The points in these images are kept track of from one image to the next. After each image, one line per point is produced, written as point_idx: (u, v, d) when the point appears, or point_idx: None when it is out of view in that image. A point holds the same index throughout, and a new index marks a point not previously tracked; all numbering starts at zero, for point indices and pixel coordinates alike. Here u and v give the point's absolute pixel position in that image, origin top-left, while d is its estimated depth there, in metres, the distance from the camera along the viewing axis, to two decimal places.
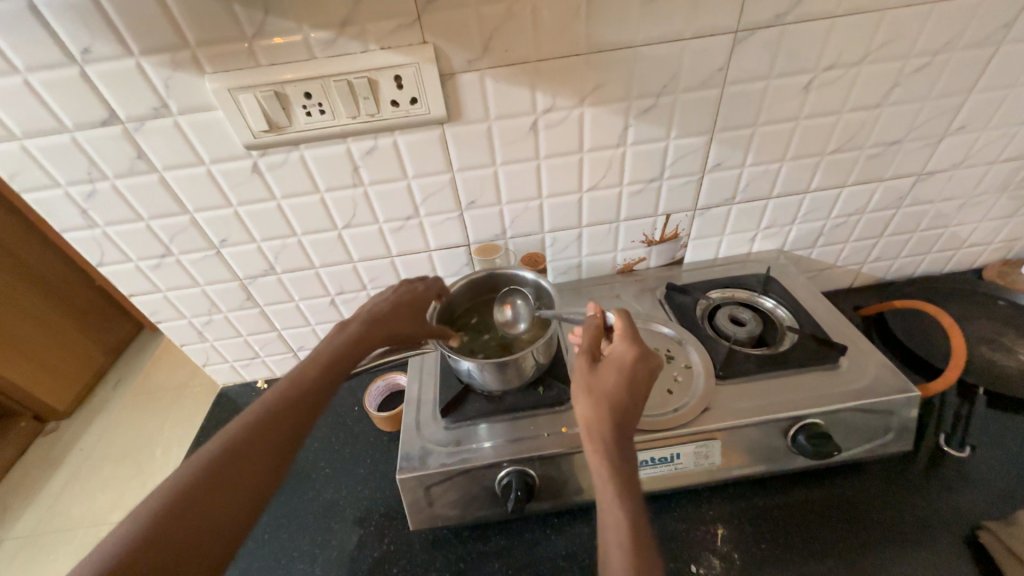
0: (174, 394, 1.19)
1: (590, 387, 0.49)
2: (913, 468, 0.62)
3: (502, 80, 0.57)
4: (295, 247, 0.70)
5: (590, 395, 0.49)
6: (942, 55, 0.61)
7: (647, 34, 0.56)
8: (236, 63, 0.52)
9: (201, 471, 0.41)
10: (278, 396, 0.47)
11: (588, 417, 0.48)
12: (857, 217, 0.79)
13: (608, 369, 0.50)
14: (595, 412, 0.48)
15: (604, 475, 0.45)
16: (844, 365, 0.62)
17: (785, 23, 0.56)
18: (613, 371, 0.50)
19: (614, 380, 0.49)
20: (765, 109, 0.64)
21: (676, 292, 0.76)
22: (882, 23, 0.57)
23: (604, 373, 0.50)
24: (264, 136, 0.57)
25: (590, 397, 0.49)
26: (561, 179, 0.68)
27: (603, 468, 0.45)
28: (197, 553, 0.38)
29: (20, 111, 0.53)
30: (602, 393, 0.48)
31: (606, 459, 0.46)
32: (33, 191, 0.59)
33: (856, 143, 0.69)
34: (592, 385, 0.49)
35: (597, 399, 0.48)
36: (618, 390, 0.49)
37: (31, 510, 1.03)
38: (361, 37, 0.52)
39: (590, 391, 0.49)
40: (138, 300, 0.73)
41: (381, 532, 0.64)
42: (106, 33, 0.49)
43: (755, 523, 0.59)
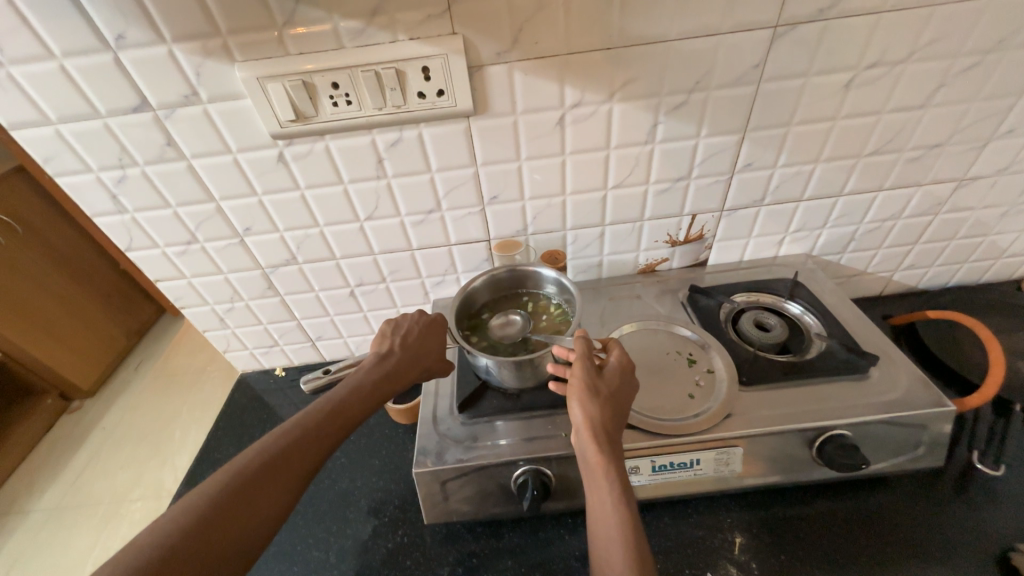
0: (193, 378, 1.21)
1: (597, 390, 0.50)
2: (943, 485, 0.60)
3: (530, 73, 0.56)
4: (317, 237, 0.70)
5: (598, 398, 0.49)
6: (994, 55, 0.58)
7: (682, 28, 0.54)
8: (266, 51, 0.52)
9: (237, 485, 0.43)
10: (312, 420, 0.50)
11: (596, 419, 0.48)
12: (892, 222, 0.76)
13: (608, 374, 0.52)
14: (602, 414, 0.48)
15: (614, 477, 0.45)
16: (874, 376, 0.60)
17: (828, 18, 0.54)
18: (613, 376, 0.52)
19: (615, 385, 0.51)
20: (802, 108, 0.62)
21: (699, 295, 0.74)
22: (931, 19, 0.55)
23: (606, 378, 0.51)
24: (290, 126, 0.57)
25: (598, 400, 0.49)
26: (586, 176, 0.67)
27: (612, 470, 0.46)
28: (223, 564, 0.40)
29: (56, 96, 0.53)
30: (607, 397, 0.50)
31: (613, 461, 0.46)
32: (66, 175, 0.60)
33: (896, 145, 0.66)
34: (598, 388, 0.50)
35: (604, 402, 0.49)
36: (618, 395, 0.51)
37: (57, 484, 1.07)
38: (390, 27, 0.52)
39: (597, 394, 0.50)
40: (163, 286, 0.75)
41: (395, 524, 0.64)
42: (140, 20, 0.49)
43: (775, 533, 0.58)
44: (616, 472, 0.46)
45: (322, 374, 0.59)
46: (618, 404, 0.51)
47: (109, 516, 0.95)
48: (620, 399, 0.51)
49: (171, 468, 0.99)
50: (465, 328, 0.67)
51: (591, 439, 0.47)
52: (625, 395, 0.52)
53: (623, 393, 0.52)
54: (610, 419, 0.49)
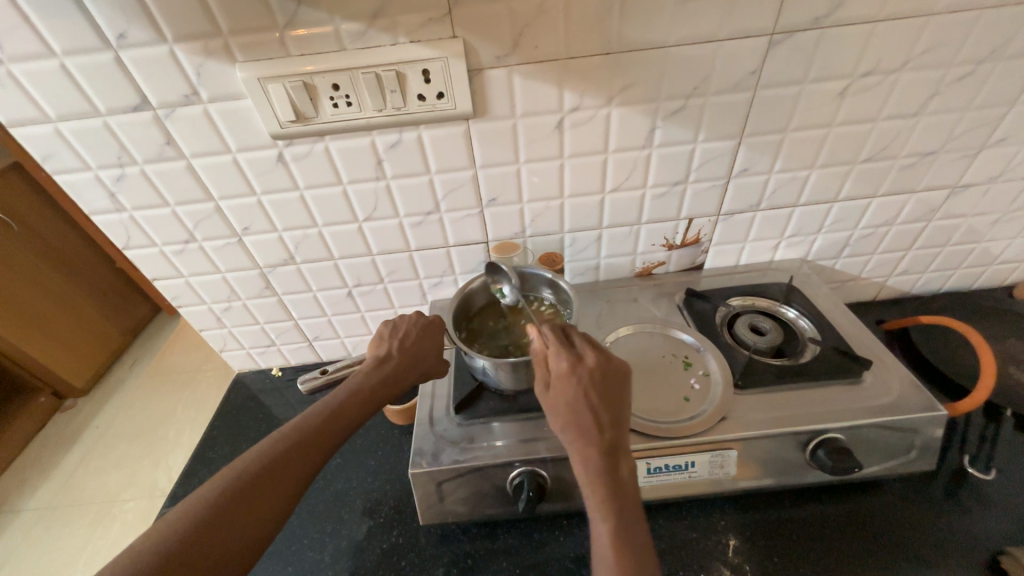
0: (188, 377, 1.21)
1: (555, 411, 0.49)
2: (934, 489, 0.61)
3: (530, 77, 0.57)
4: (315, 237, 0.70)
5: (557, 421, 0.49)
6: (986, 65, 0.59)
7: (680, 34, 0.54)
8: (267, 52, 0.53)
9: (235, 490, 0.43)
10: (310, 425, 0.50)
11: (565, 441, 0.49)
12: (886, 228, 0.77)
13: (561, 387, 0.49)
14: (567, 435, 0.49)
15: (589, 496, 0.46)
16: (867, 380, 0.61)
17: (824, 26, 0.55)
18: (560, 389, 0.49)
19: (569, 398, 0.49)
20: (798, 114, 0.62)
21: (695, 298, 0.75)
22: (924, 29, 0.56)
23: (559, 393, 0.50)
24: (290, 126, 0.57)
25: (558, 421, 0.49)
26: (584, 180, 0.67)
27: (587, 489, 0.47)
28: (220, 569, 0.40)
29: (56, 94, 0.54)
30: (563, 416, 0.49)
31: (587, 478, 0.47)
32: (65, 173, 0.60)
33: (889, 153, 0.67)
34: (555, 408, 0.50)
35: (563, 422, 0.49)
36: (576, 408, 0.48)
37: (49, 483, 1.06)
38: (392, 30, 0.52)
39: (555, 416, 0.49)
40: (160, 284, 0.74)
41: (390, 524, 0.64)
42: (142, 20, 0.50)
43: (769, 536, 0.58)
44: (592, 490, 0.46)
45: (320, 375, 0.59)
46: (581, 417, 0.48)
47: (102, 515, 0.95)
48: (584, 411, 0.48)
49: (164, 468, 0.99)
50: (462, 328, 0.68)
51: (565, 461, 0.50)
52: (586, 403, 0.48)
53: (585, 400, 0.48)
54: (574, 438, 0.48)
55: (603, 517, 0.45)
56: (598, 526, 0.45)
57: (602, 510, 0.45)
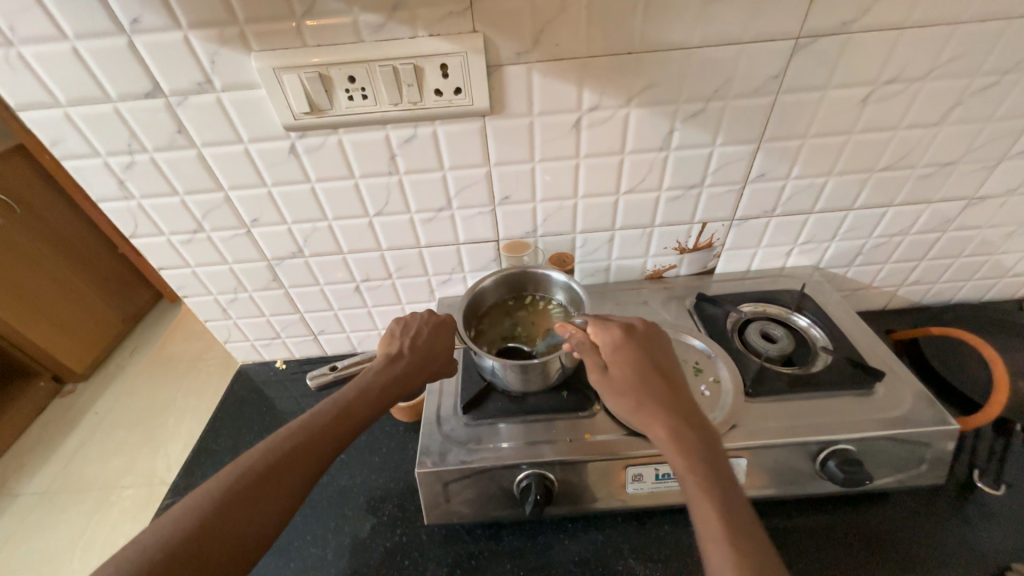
0: (189, 366, 1.20)
1: (621, 383, 0.50)
2: (943, 502, 0.60)
3: (549, 75, 0.56)
4: (324, 231, 0.69)
5: (624, 392, 0.50)
6: (1012, 75, 0.58)
7: (704, 36, 0.53)
8: (283, 41, 0.52)
9: (241, 486, 0.43)
10: (318, 424, 0.49)
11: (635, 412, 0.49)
12: (900, 238, 0.76)
13: (622, 356, 0.51)
14: (637, 405, 0.49)
15: (677, 459, 0.45)
16: (879, 392, 0.61)
17: (850, 31, 0.54)
18: (619, 360, 0.51)
19: (634, 365, 0.50)
20: (818, 121, 0.62)
21: (706, 303, 0.74)
22: (952, 38, 0.55)
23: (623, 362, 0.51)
24: (303, 118, 0.56)
25: (625, 391, 0.50)
26: (599, 181, 0.67)
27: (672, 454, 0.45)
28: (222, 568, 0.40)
29: (67, 78, 0.53)
30: (631, 383, 0.50)
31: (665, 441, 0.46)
32: (74, 159, 0.59)
33: (909, 162, 0.66)
34: (620, 379, 0.50)
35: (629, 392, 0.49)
36: (644, 373, 0.50)
37: (48, 469, 1.06)
38: (411, 23, 0.51)
39: (621, 387, 0.50)
40: (166, 273, 0.74)
41: (394, 522, 0.64)
42: (156, 5, 0.48)
43: (775, 545, 0.58)
44: (676, 453, 0.45)
45: (329, 370, 0.58)
46: (650, 381, 0.50)
47: (101, 502, 0.95)
48: (649, 377, 0.50)
49: (164, 456, 0.98)
50: (472, 330, 0.67)
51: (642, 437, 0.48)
52: (650, 369, 0.50)
53: (651, 366, 0.51)
54: (647, 405, 0.48)
55: (697, 477, 0.43)
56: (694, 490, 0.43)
57: (694, 472, 0.44)
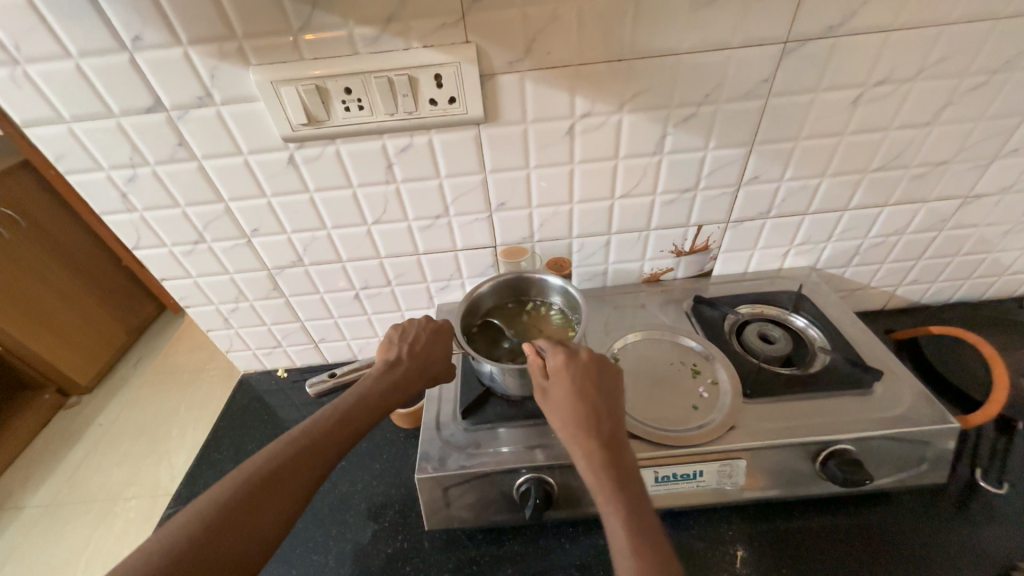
0: (191, 376, 1.21)
1: (556, 410, 0.50)
2: (945, 501, 0.60)
3: (542, 82, 0.57)
4: (324, 240, 0.70)
5: (557, 418, 0.50)
6: (1002, 74, 0.59)
7: (693, 42, 0.54)
8: (280, 55, 0.53)
9: (243, 492, 0.43)
10: (320, 430, 0.50)
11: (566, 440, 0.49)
12: (896, 237, 0.76)
13: (562, 381, 0.51)
14: (568, 434, 0.49)
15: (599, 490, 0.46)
16: (878, 391, 0.60)
17: (838, 35, 0.55)
18: (559, 386, 0.51)
19: (570, 393, 0.50)
20: (810, 123, 0.62)
21: (704, 305, 0.74)
22: (939, 38, 0.55)
23: (560, 389, 0.51)
24: (301, 129, 0.57)
25: (561, 415, 0.50)
26: (594, 186, 0.67)
27: (596, 484, 0.46)
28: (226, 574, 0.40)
29: (71, 96, 0.54)
30: (566, 411, 0.49)
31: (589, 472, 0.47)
32: (78, 173, 0.61)
33: (902, 161, 0.67)
34: (555, 406, 0.50)
35: (562, 419, 0.49)
36: (579, 400, 0.50)
37: (52, 480, 1.06)
38: (405, 35, 0.52)
39: (556, 414, 0.50)
40: (168, 284, 0.75)
41: (395, 529, 0.64)
42: (157, 22, 0.50)
43: (777, 547, 0.57)
44: (600, 484, 0.46)
45: (328, 378, 0.59)
46: (586, 406, 0.49)
47: (105, 512, 0.95)
48: (583, 405, 0.49)
49: (167, 467, 0.99)
50: (467, 326, 0.67)
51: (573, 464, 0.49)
52: (585, 396, 0.50)
53: (589, 392, 0.50)
54: (577, 434, 0.48)
55: (616, 510, 0.44)
56: (613, 521, 0.44)
57: (615, 504, 0.44)
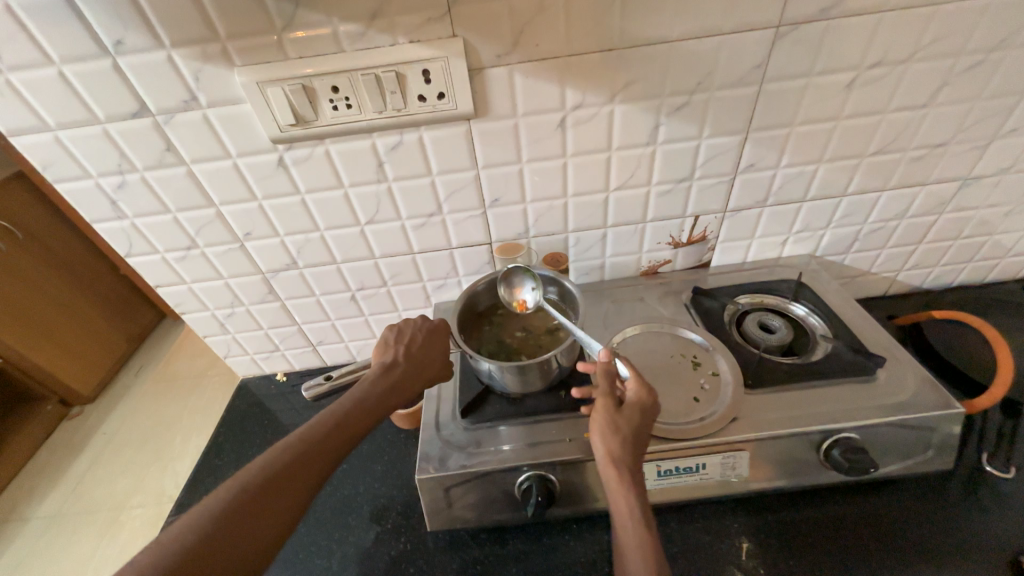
0: (193, 383, 1.20)
1: (622, 426, 0.49)
2: (952, 487, 0.59)
3: (532, 76, 0.56)
4: (317, 241, 0.70)
5: (620, 435, 0.49)
6: (999, 52, 0.58)
7: (684, 29, 0.53)
8: (265, 56, 0.52)
9: (241, 500, 0.43)
10: (317, 435, 0.49)
11: (620, 456, 0.48)
12: (896, 222, 0.75)
13: (643, 406, 0.51)
14: (625, 455, 0.48)
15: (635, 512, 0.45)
16: (881, 377, 0.60)
17: (830, 17, 0.54)
18: (637, 408, 0.51)
19: (643, 420, 0.50)
20: (805, 107, 0.61)
21: (703, 297, 0.74)
22: (934, 18, 0.54)
23: (634, 411, 0.50)
24: (289, 130, 0.57)
25: (628, 431, 0.49)
26: (588, 178, 0.67)
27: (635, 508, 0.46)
28: None
29: (56, 104, 0.53)
30: (634, 430, 0.49)
31: (631, 496, 0.46)
32: (66, 182, 0.60)
33: (899, 144, 0.66)
34: (624, 424, 0.49)
35: (627, 435, 0.49)
36: (646, 429, 0.50)
37: (57, 491, 1.06)
38: (390, 31, 0.52)
39: (618, 431, 0.49)
40: (163, 292, 0.74)
41: (398, 530, 0.63)
42: (138, 25, 0.49)
43: (783, 538, 0.57)
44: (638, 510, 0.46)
45: (324, 381, 0.58)
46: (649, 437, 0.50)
47: (110, 522, 0.95)
48: (645, 433, 0.50)
49: (171, 474, 0.99)
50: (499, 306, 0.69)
51: (612, 475, 0.47)
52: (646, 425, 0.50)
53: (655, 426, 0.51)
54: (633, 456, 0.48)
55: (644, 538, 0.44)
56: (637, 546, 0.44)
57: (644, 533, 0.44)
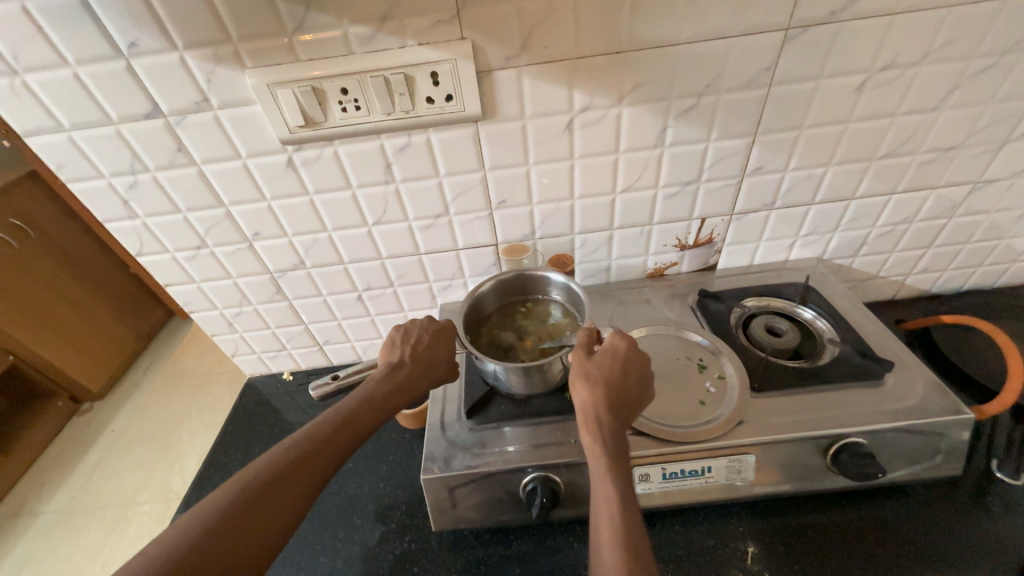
0: (200, 381, 1.21)
1: (593, 374, 0.50)
2: (961, 494, 0.59)
3: (540, 78, 0.56)
4: (325, 242, 0.70)
5: (591, 382, 0.49)
6: (1011, 55, 0.57)
7: (692, 31, 0.53)
8: (276, 58, 0.53)
9: (247, 496, 0.43)
10: (322, 432, 0.49)
11: (590, 402, 0.48)
12: (905, 226, 0.75)
13: (616, 357, 0.52)
14: (606, 407, 0.48)
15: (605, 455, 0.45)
16: (889, 382, 0.59)
17: (840, 20, 0.54)
18: (610, 359, 0.51)
19: (616, 369, 0.51)
20: (814, 111, 0.61)
21: (709, 299, 0.74)
22: (946, 20, 0.54)
23: (606, 361, 0.51)
24: (299, 131, 0.57)
25: (599, 379, 0.50)
26: (595, 180, 0.67)
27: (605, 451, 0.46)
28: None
29: (71, 105, 0.54)
30: (607, 378, 0.50)
31: (608, 444, 0.46)
32: (80, 182, 0.61)
33: (909, 147, 0.65)
34: (595, 372, 0.50)
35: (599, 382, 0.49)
36: (621, 378, 0.50)
37: (66, 487, 1.08)
38: (400, 33, 0.52)
39: (600, 384, 0.49)
40: (172, 290, 0.75)
41: (402, 530, 0.63)
42: (152, 28, 0.50)
43: (788, 543, 0.57)
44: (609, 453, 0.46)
45: (331, 380, 0.58)
46: (626, 387, 0.50)
47: (117, 518, 0.96)
48: (622, 382, 0.50)
49: (178, 471, 0.99)
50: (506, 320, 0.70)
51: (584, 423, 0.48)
52: (629, 379, 0.51)
53: (633, 378, 0.51)
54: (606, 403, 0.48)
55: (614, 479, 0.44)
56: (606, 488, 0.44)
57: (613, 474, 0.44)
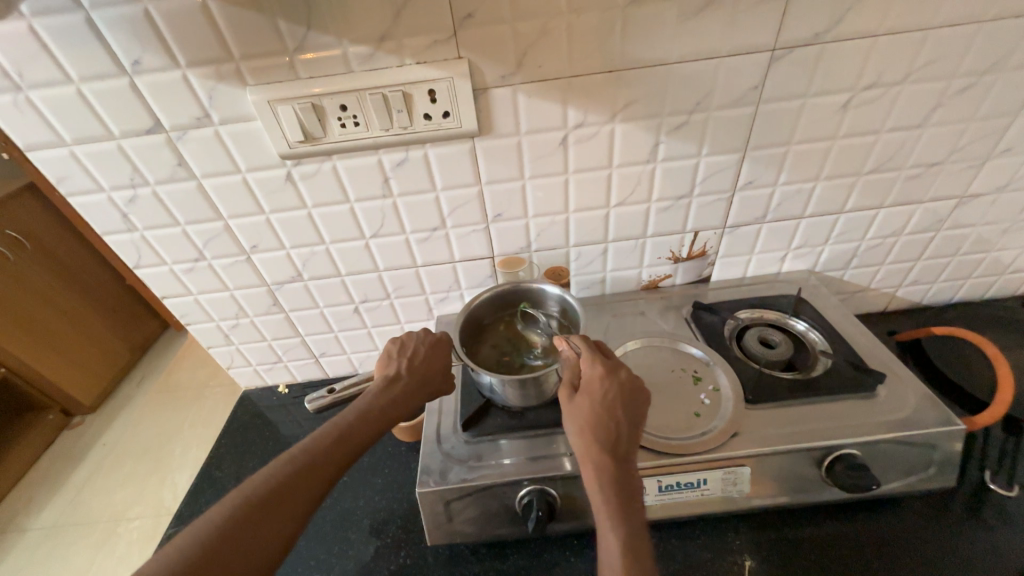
0: (194, 394, 1.20)
1: (575, 414, 0.49)
2: (956, 505, 0.59)
3: (535, 95, 0.58)
4: (323, 255, 0.71)
5: (574, 424, 0.49)
6: (990, 75, 0.59)
7: (682, 51, 0.55)
8: (276, 76, 0.54)
9: (243, 512, 0.43)
10: (320, 447, 0.49)
11: (577, 445, 0.48)
12: (894, 239, 0.76)
13: (593, 390, 0.50)
14: (592, 448, 0.47)
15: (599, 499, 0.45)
16: (881, 394, 0.60)
17: (824, 41, 0.55)
18: (589, 394, 0.50)
19: (596, 403, 0.49)
20: (801, 128, 0.63)
21: (703, 311, 0.75)
22: (926, 42, 0.56)
23: (585, 397, 0.50)
24: (298, 146, 0.58)
25: (579, 418, 0.49)
26: (589, 194, 0.68)
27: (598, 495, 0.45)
28: None
29: (74, 120, 0.55)
30: (586, 415, 0.49)
31: (602, 486, 0.45)
32: (79, 196, 0.62)
33: (895, 163, 0.67)
34: (576, 411, 0.49)
35: (580, 422, 0.49)
36: (603, 411, 0.49)
37: (55, 502, 1.06)
38: (398, 52, 0.53)
39: (583, 429, 0.48)
40: (169, 302, 0.75)
41: (397, 544, 0.63)
42: (156, 46, 0.51)
43: (785, 556, 0.56)
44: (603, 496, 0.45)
45: (327, 394, 0.58)
46: (610, 419, 0.48)
47: (107, 534, 0.94)
48: (605, 415, 0.49)
49: (170, 486, 0.98)
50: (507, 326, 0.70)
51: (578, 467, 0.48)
52: (614, 410, 0.49)
53: (616, 406, 0.49)
54: (591, 442, 0.47)
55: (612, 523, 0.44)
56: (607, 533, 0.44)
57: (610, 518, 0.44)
